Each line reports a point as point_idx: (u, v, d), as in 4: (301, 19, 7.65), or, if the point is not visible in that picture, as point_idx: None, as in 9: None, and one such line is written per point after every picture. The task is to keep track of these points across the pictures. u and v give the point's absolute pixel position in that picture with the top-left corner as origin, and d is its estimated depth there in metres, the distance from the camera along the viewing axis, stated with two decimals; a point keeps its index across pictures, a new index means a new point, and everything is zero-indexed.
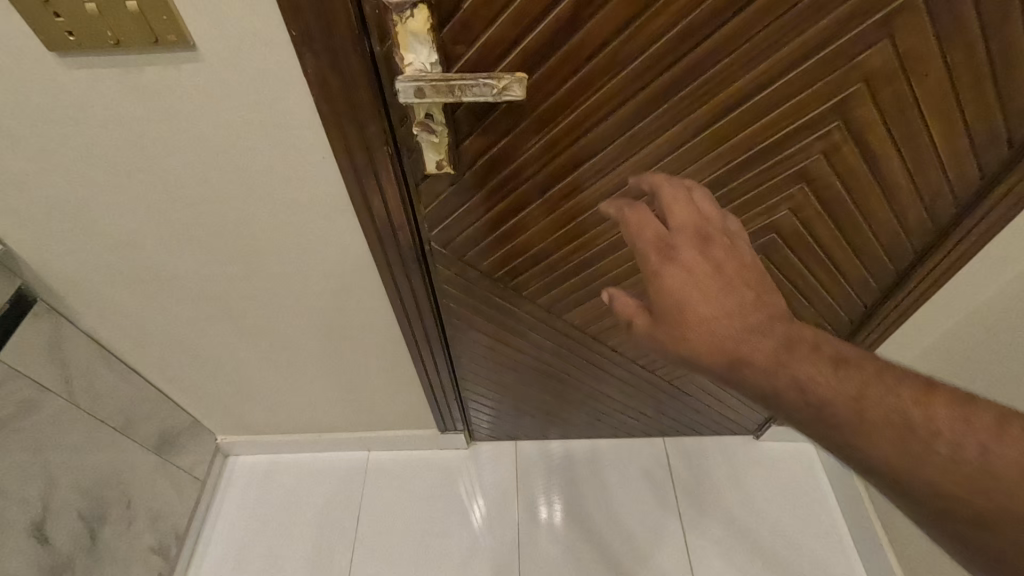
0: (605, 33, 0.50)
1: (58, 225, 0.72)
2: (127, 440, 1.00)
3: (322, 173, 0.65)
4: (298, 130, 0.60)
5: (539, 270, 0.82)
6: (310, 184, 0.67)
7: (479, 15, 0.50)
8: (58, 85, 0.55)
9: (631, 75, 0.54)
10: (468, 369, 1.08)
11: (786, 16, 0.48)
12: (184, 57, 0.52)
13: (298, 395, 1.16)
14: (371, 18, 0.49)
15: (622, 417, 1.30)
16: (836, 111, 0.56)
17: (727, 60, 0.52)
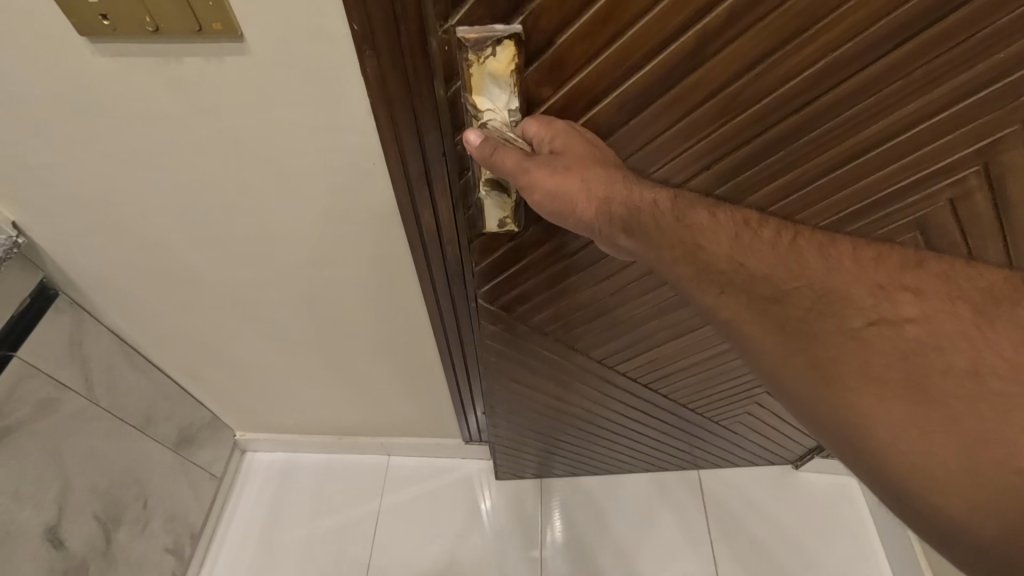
0: (723, 77, 0.43)
1: (84, 220, 0.67)
2: (146, 438, 0.97)
3: (370, 179, 0.60)
4: (350, 133, 0.54)
5: (591, 325, 0.77)
6: (360, 191, 0.61)
7: (577, 48, 0.43)
8: (89, 73, 0.49)
9: (746, 121, 0.46)
10: (502, 419, 1.02)
11: (952, 53, 0.39)
12: (229, 48, 0.46)
13: (322, 399, 1.12)
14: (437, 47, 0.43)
15: (656, 454, 1.24)
16: (979, 155, 0.46)
17: (864, 105, 0.43)
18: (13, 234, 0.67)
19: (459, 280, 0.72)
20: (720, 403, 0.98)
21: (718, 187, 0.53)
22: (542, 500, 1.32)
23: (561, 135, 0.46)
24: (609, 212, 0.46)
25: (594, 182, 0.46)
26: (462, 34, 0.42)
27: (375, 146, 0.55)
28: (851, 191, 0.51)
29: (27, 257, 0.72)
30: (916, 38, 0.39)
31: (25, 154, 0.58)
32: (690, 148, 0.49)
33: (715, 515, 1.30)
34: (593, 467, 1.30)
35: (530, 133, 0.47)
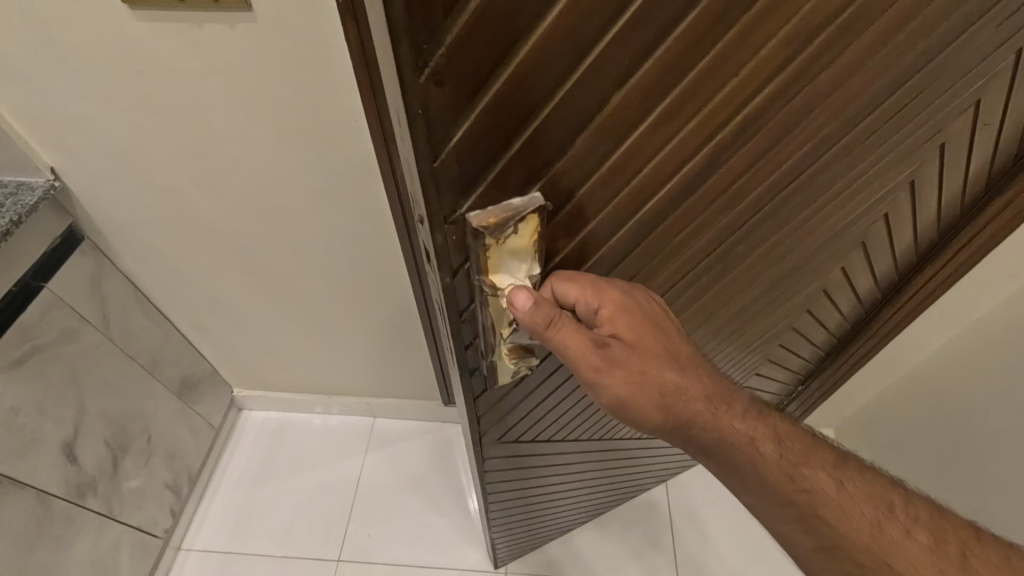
0: (730, 177, 0.43)
1: (111, 168, 0.78)
2: (153, 379, 1.08)
3: (355, 136, 0.71)
4: (339, 93, 0.66)
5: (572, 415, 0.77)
6: (345, 146, 0.73)
7: (598, 197, 0.40)
8: (130, 36, 0.61)
9: (749, 206, 0.48)
10: (502, 515, 0.96)
11: (909, 108, 0.47)
12: (241, 18, 0.58)
13: (314, 357, 1.22)
14: (448, 238, 0.39)
15: (631, 490, 1.27)
16: (912, 173, 0.60)
17: (844, 164, 0.50)
18: (51, 178, 0.79)
19: None
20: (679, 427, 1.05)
21: (711, 265, 0.55)
22: None
23: (625, 319, 0.45)
24: (690, 434, 0.45)
25: (672, 381, 0.45)
26: (479, 222, 0.37)
27: (359, 105, 0.67)
28: (832, 220, 0.59)
29: (59, 201, 0.83)
30: (885, 107, 0.45)
31: (68, 104, 0.69)
32: (694, 246, 0.50)
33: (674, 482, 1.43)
34: (582, 520, 1.29)
35: (583, 308, 0.45)
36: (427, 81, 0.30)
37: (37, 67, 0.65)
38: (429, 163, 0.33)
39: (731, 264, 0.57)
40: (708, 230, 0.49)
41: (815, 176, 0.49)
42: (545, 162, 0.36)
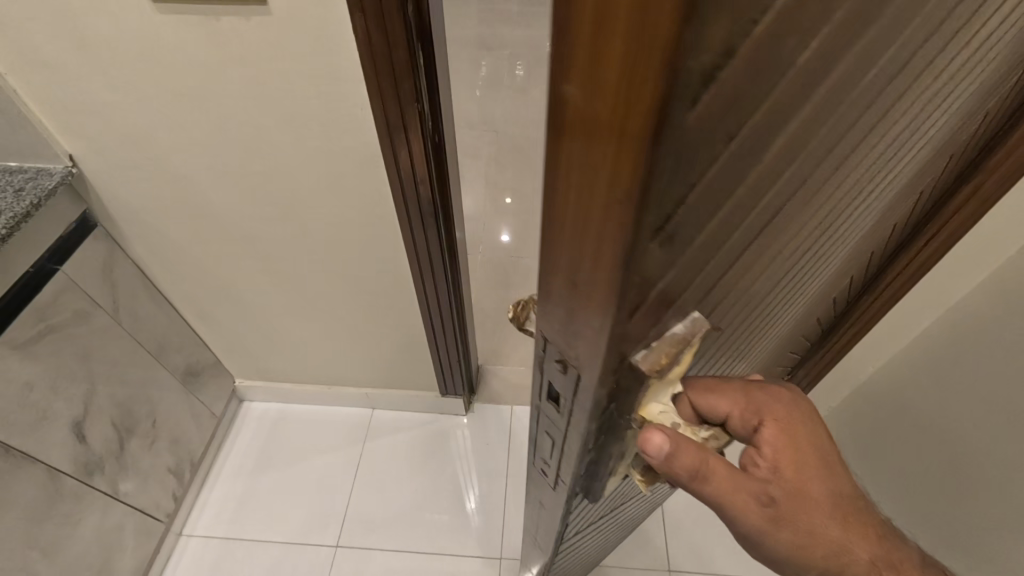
0: (828, 231, 0.37)
1: (127, 156, 0.82)
2: (159, 364, 1.11)
3: (359, 125, 0.75)
4: (346, 82, 0.69)
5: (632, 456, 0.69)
6: (350, 134, 0.76)
7: (735, 285, 0.32)
8: (151, 28, 0.65)
9: (825, 252, 0.42)
10: (559, 566, 0.88)
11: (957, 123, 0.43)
12: (256, 11, 0.62)
13: (316, 346, 1.26)
14: (611, 384, 0.29)
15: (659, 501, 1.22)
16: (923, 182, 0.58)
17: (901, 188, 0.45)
18: (69, 165, 0.83)
19: (431, 218, 0.88)
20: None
21: (778, 309, 0.49)
22: (507, 457, 1.41)
23: (782, 446, 0.39)
24: None
25: (836, 539, 0.38)
26: (651, 365, 0.27)
27: (363, 95, 0.71)
28: (866, 239, 0.55)
29: (75, 188, 0.87)
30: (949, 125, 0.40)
31: (89, 92, 0.73)
32: (775, 300, 0.44)
33: None
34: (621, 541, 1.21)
35: (734, 423, 0.39)
36: (659, 236, 0.20)
37: (62, 57, 0.69)
38: (626, 320, 0.23)
39: (789, 305, 0.51)
40: (790, 283, 0.43)
41: (885, 199, 0.43)
42: (720, 272, 0.28)
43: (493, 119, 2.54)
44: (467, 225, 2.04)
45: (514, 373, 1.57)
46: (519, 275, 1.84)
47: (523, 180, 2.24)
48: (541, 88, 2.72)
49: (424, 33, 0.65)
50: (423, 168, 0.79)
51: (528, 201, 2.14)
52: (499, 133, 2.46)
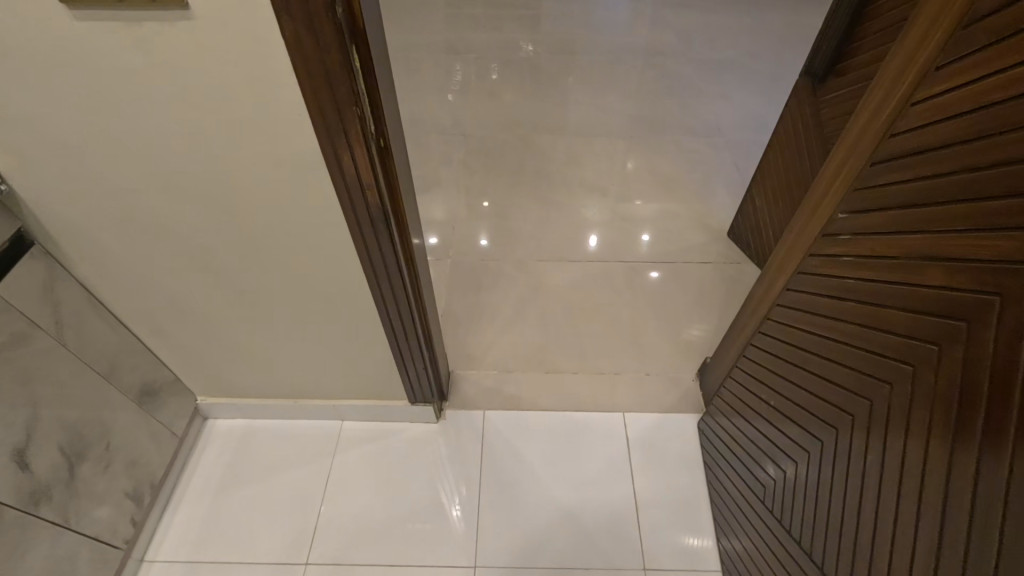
0: None
1: (58, 171, 0.79)
2: (111, 385, 1.07)
3: (296, 132, 0.72)
4: (278, 87, 0.67)
5: (789, 500, 0.90)
6: (286, 141, 0.74)
7: None
8: (69, 36, 0.63)
9: None
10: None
11: None
12: (179, 16, 0.60)
13: (278, 358, 1.23)
14: None
15: (717, 478, 1.28)
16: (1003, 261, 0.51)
17: None
18: None
19: (380, 221, 0.86)
20: (738, 455, 1.14)
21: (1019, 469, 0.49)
22: (479, 459, 1.40)
23: None
24: None
25: None
26: None
27: (297, 100, 0.68)
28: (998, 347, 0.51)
29: (7, 206, 0.84)
30: None
31: (10, 104, 0.70)
32: None
33: (642, 454, 1.41)
34: (716, 510, 1.28)
35: None
36: None
37: None
38: None
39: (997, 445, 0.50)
40: None
41: None
42: None
43: (462, 124, 2.52)
44: (437, 230, 2.03)
45: (486, 378, 1.55)
46: (490, 279, 1.83)
47: (492, 183, 2.23)
48: (510, 91, 2.73)
49: (358, 39, 0.65)
50: (371, 179, 0.78)
51: (498, 204, 2.14)
52: (468, 137, 2.45)
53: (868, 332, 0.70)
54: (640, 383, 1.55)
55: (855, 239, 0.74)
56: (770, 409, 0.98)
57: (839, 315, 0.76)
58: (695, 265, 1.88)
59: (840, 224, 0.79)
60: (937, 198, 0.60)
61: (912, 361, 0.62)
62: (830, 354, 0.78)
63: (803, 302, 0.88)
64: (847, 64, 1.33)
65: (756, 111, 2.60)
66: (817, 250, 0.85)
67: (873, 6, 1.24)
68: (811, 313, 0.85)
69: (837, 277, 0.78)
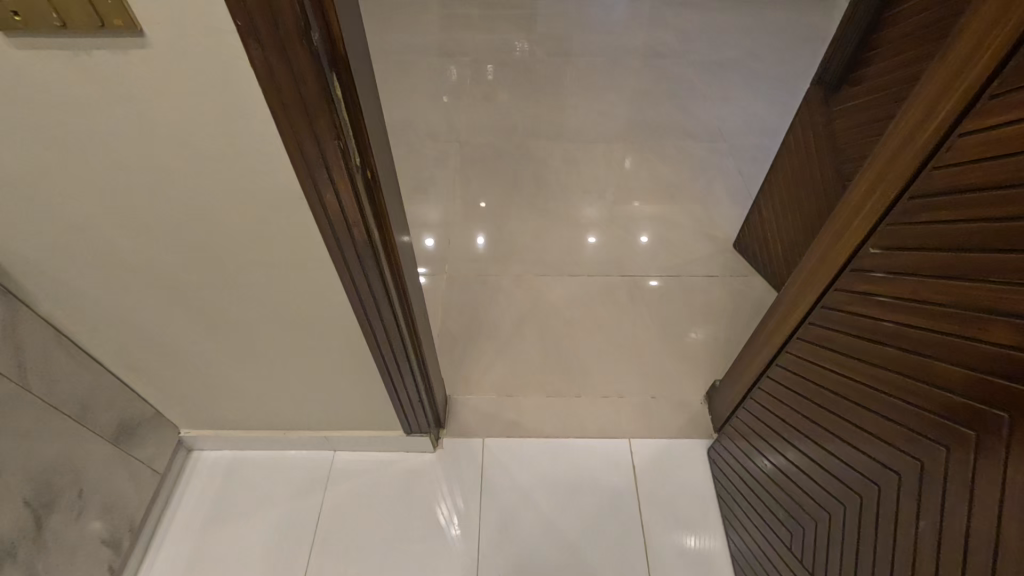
0: None
1: (11, 208, 0.72)
2: (84, 427, 1.00)
3: (271, 169, 0.65)
4: (250, 122, 0.59)
5: (822, 546, 0.85)
6: (262, 177, 0.66)
7: None
8: (10, 66, 0.55)
9: None
10: None
11: None
12: (133, 44, 0.53)
13: (264, 391, 1.16)
14: None
15: (733, 505, 1.23)
16: None
17: None
18: None
19: (369, 256, 0.79)
20: (758, 484, 1.11)
21: None
22: (478, 492, 1.33)
23: None
24: None
25: None
26: None
27: (274, 135, 0.61)
28: None
29: None
30: None
31: None
32: None
33: (648, 484, 1.35)
34: (731, 539, 1.24)
35: None
36: None
37: None
38: None
39: None
40: None
41: None
42: None
43: (457, 130, 2.45)
44: (432, 243, 1.95)
45: (485, 403, 1.48)
46: (488, 295, 1.76)
47: (489, 193, 2.16)
48: (505, 95, 2.65)
49: (336, 62, 0.57)
50: (356, 212, 0.71)
51: (495, 215, 2.06)
52: (463, 144, 2.38)
53: (910, 386, 0.66)
54: (645, 406, 1.48)
55: (895, 279, 0.69)
56: (799, 448, 0.93)
57: (876, 361, 0.72)
58: (700, 278, 1.81)
59: (876, 261, 0.73)
60: (1004, 244, 0.54)
61: (975, 427, 0.56)
62: (869, 400, 0.73)
63: (832, 340, 0.83)
64: (862, 73, 1.27)
65: (759, 115, 2.53)
66: (847, 284, 0.80)
67: (891, 11, 1.17)
68: (841, 353, 0.81)
69: (875, 319, 0.73)
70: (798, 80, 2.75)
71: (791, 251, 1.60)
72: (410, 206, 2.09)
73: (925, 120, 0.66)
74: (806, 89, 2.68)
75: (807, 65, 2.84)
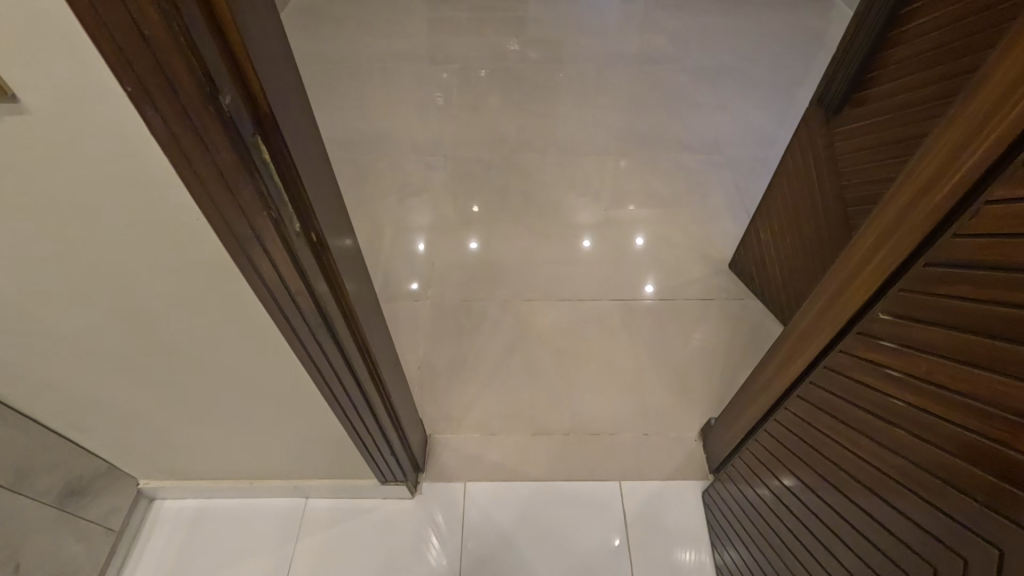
0: None
1: None
2: (22, 496, 0.93)
3: (198, 243, 0.56)
4: (166, 194, 0.50)
5: None
6: (190, 250, 0.57)
7: None
8: None
9: None
10: None
11: None
12: (9, 112, 0.43)
13: (225, 445, 1.07)
14: None
15: (728, 558, 1.16)
16: None
17: None
18: None
19: (319, 324, 0.70)
20: (754, 543, 1.04)
21: None
22: (457, 542, 1.25)
23: None
24: None
25: None
26: None
27: (196, 211, 0.52)
28: None
29: None
30: None
31: None
32: None
33: (639, 532, 1.27)
34: None
35: None
36: None
37: None
38: None
39: None
40: None
41: None
42: None
43: (443, 141, 2.36)
44: (416, 264, 1.87)
45: (467, 442, 1.40)
46: (473, 323, 1.67)
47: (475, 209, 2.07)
48: (494, 104, 2.56)
49: (262, 124, 0.49)
50: (298, 281, 0.63)
51: (481, 233, 1.98)
52: (450, 157, 2.29)
53: (914, 474, 0.60)
54: (637, 445, 1.40)
55: (906, 353, 0.62)
56: (799, 517, 0.86)
57: (878, 439, 0.66)
58: (696, 302, 1.73)
59: (887, 328, 0.66)
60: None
61: (991, 541, 0.50)
62: (873, 484, 0.67)
63: (834, 404, 0.77)
64: (865, 93, 1.19)
65: (757, 124, 2.45)
66: (855, 348, 0.72)
67: (898, 30, 1.09)
68: (843, 421, 0.75)
69: (883, 392, 0.66)
70: (796, 86, 2.67)
71: (791, 277, 1.52)
72: (393, 225, 2.00)
73: (949, 163, 0.58)
74: (804, 96, 2.61)
75: (804, 70, 2.76)
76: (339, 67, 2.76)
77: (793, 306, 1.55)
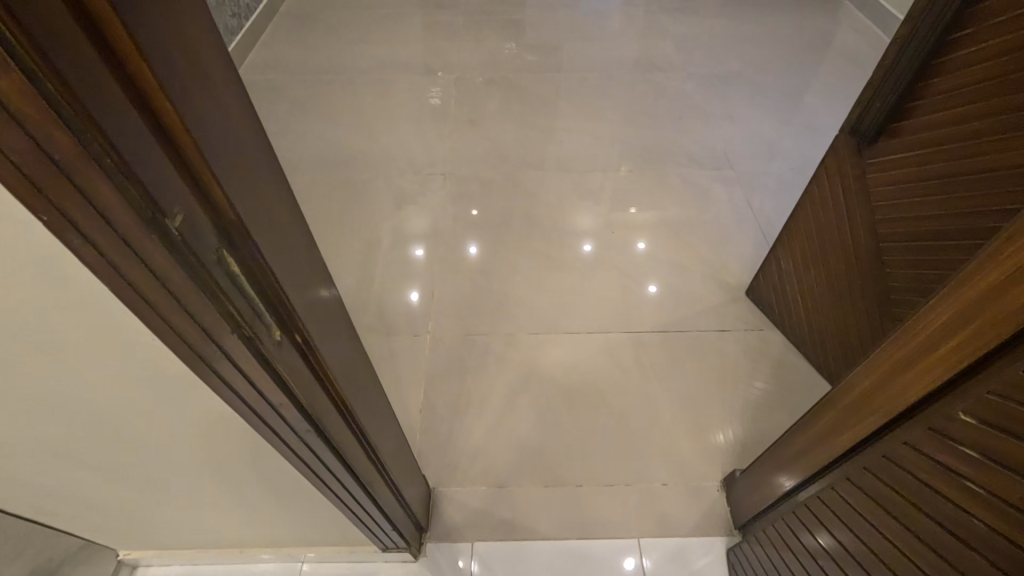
0: None
1: None
2: None
3: (159, 369, 0.46)
4: (114, 327, 0.40)
5: None
6: (150, 377, 0.47)
7: None
8: None
9: None
10: None
11: None
12: None
13: (210, 523, 0.98)
14: None
15: None
16: None
17: None
18: None
19: (308, 429, 0.61)
20: None
21: None
22: None
23: None
24: None
25: None
26: None
27: (153, 340, 0.42)
28: None
29: None
30: None
31: None
32: None
33: None
34: None
35: None
36: None
37: None
38: None
39: None
40: None
41: None
42: None
43: (441, 157, 2.26)
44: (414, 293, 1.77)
45: (473, 495, 1.32)
46: (476, 359, 1.58)
47: (475, 230, 1.97)
48: (493, 117, 2.45)
49: (231, 238, 0.39)
50: (281, 394, 0.53)
51: (483, 258, 1.88)
52: (448, 176, 2.18)
53: None
54: (655, 495, 1.32)
55: (994, 471, 0.54)
56: None
57: (951, 561, 0.58)
58: (711, 334, 1.64)
59: (971, 434, 0.57)
60: None
61: None
62: None
63: (892, 501, 0.69)
64: (903, 123, 1.09)
65: (768, 136, 2.35)
66: (926, 446, 0.64)
67: (942, 57, 0.99)
68: (902, 522, 0.66)
69: (961, 508, 0.58)
70: (804, 92, 2.57)
71: (815, 312, 1.43)
72: (390, 250, 1.90)
73: None
74: (813, 103, 2.51)
75: (813, 75, 2.66)
76: (332, 78, 2.66)
77: (817, 341, 1.46)
